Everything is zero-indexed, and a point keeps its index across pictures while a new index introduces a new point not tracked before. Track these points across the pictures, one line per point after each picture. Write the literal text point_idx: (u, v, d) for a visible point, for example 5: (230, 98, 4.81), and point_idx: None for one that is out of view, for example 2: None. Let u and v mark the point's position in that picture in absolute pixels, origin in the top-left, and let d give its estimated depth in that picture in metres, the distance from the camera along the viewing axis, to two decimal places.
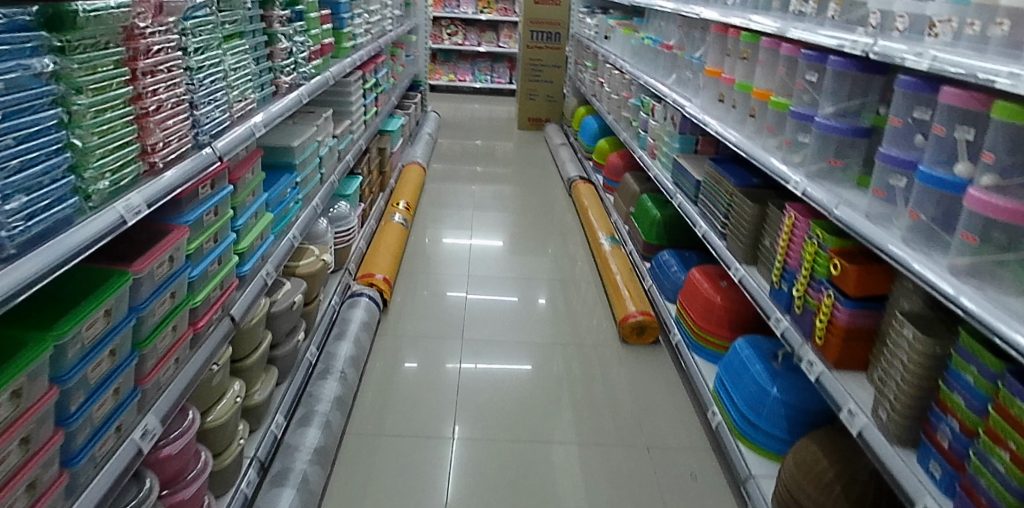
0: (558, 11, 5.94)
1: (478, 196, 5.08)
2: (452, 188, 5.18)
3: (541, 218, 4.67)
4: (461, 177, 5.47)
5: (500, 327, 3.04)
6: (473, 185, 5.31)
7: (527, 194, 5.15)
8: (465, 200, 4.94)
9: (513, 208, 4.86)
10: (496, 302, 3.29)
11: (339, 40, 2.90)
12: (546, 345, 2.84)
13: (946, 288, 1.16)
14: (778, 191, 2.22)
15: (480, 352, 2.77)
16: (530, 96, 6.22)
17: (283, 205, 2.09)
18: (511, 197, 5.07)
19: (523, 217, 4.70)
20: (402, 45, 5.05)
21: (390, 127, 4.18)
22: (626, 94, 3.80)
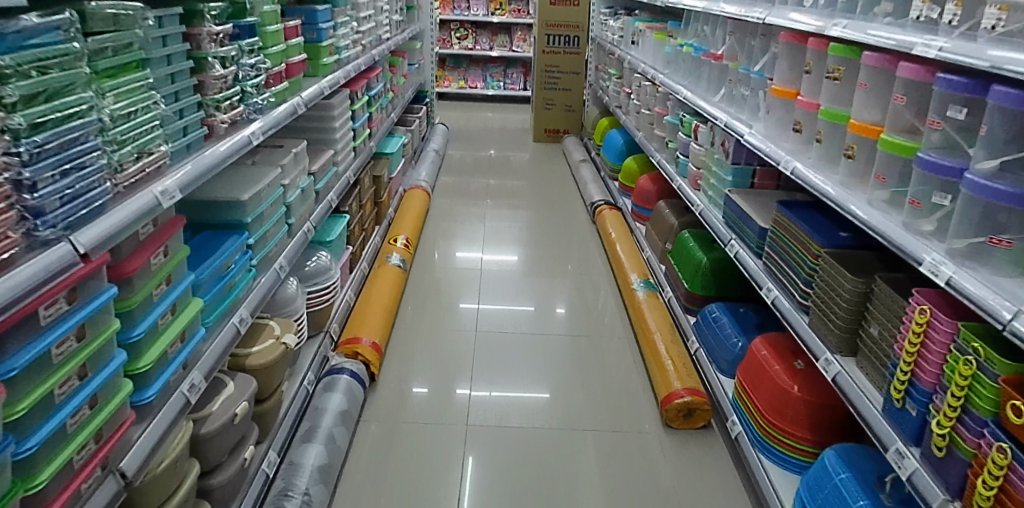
0: (576, 12, 5.39)
1: (491, 214, 4.55)
2: (461, 206, 4.66)
3: (561, 242, 4.12)
4: (471, 193, 4.95)
5: (512, 359, 2.73)
6: (485, 202, 4.79)
7: (545, 213, 4.61)
8: (476, 220, 4.41)
9: (528, 228, 4.33)
10: (510, 334, 2.94)
11: (316, 55, 2.39)
12: (562, 354, 2.76)
13: (1001, 312, 1.03)
14: (880, 255, 1.69)
15: (495, 374, 2.61)
16: (547, 105, 5.69)
17: (226, 280, 1.58)
18: (526, 217, 4.54)
19: (540, 239, 4.16)
20: (404, 53, 4.56)
21: (388, 148, 3.69)
22: (660, 110, 3.26)
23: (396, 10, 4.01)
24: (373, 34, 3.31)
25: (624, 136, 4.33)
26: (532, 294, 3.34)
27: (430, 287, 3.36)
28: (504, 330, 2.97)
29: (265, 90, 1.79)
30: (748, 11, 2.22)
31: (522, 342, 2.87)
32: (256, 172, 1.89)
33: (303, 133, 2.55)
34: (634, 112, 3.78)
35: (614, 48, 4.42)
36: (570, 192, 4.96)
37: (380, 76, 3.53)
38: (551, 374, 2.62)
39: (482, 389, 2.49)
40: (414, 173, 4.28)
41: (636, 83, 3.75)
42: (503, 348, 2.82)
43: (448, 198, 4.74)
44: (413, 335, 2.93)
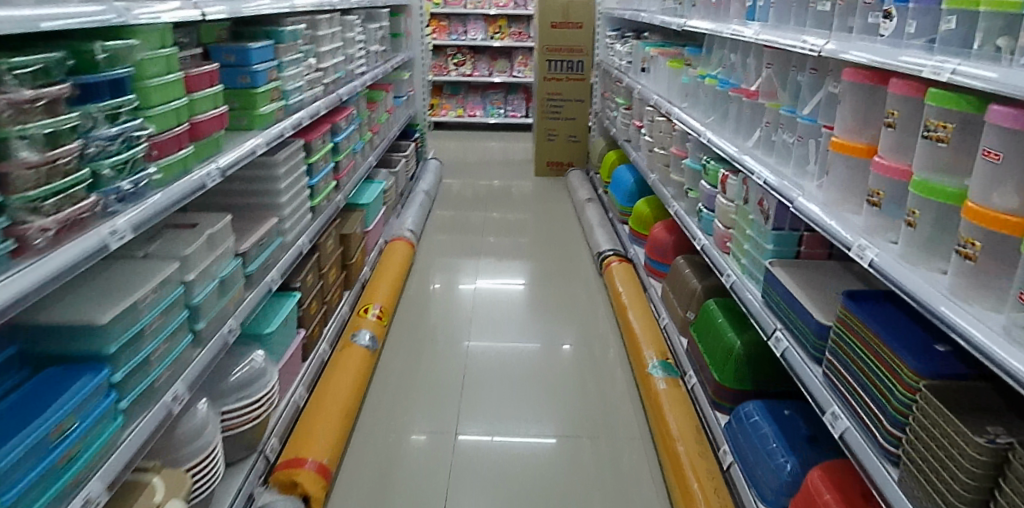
0: (580, 35, 4.93)
1: (486, 259, 4.07)
2: (454, 249, 4.19)
3: (563, 293, 3.61)
4: (466, 232, 4.48)
5: (509, 387, 2.74)
6: (481, 244, 4.31)
7: (546, 256, 4.12)
8: (468, 267, 3.94)
9: (528, 276, 3.83)
10: (510, 361, 2.94)
11: (251, 102, 1.93)
12: (558, 380, 2.79)
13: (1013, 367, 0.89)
14: (1013, 405, 1.18)
15: (492, 412, 2.56)
16: (549, 135, 5.21)
17: (69, 447, 1.08)
18: (526, 263, 4.05)
19: (541, 289, 3.66)
20: (388, 85, 4.13)
21: (364, 196, 3.22)
22: (677, 151, 2.75)
23: (374, 39, 3.56)
24: (339, 69, 2.85)
25: (635, 175, 3.83)
26: (534, 325, 3.29)
27: (422, 326, 3.25)
28: (499, 365, 2.90)
29: (145, 166, 1.32)
30: (792, 40, 1.72)
31: (520, 369, 2.88)
32: (145, 270, 1.42)
33: (240, 197, 2.08)
34: (647, 150, 3.28)
35: (623, 76, 3.93)
36: (575, 231, 4.47)
37: (353, 116, 3.06)
38: (548, 401, 2.64)
39: (480, 433, 2.42)
40: (398, 218, 3.83)
41: (649, 117, 3.25)
42: (499, 389, 2.74)
43: (440, 241, 4.28)
44: (406, 377, 2.83)
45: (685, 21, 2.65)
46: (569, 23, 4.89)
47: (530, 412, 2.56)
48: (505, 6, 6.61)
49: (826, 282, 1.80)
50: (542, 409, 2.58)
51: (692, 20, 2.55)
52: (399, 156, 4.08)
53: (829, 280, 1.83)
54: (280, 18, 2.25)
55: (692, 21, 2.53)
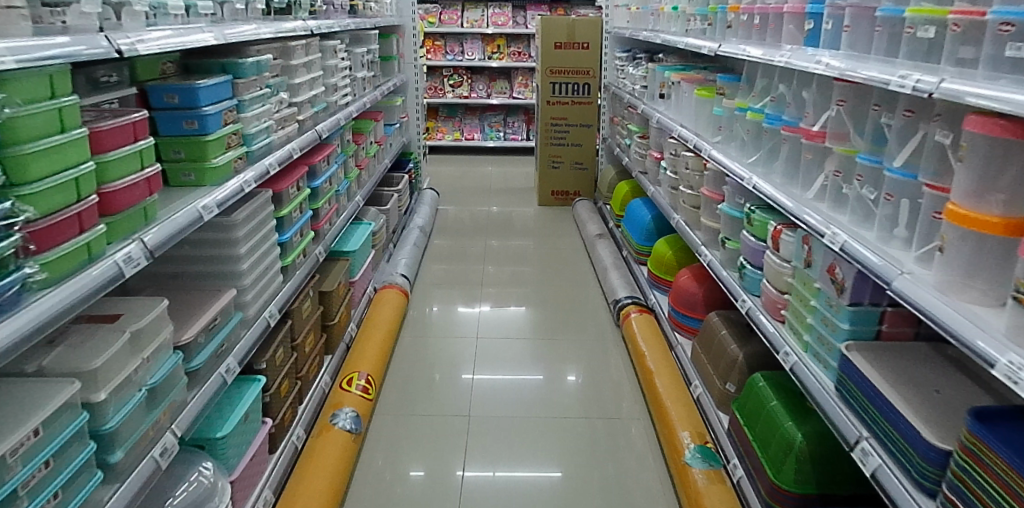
0: (586, 56, 4.59)
1: (486, 295, 3.70)
2: (451, 284, 3.83)
3: (571, 336, 3.23)
4: (465, 264, 4.13)
5: (511, 426, 2.50)
6: (481, 277, 3.96)
7: (552, 292, 3.75)
8: (466, 304, 3.56)
9: (533, 314, 3.46)
10: (511, 396, 2.70)
11: (200, 152, 1.56)
12: (565, 420, 2.53)
13: None
14: None
15: (497, 450, 2.36)
16: (553, 163, 4.86)
17: None
18: (530, 298, 3.69)
19: (547, 331, 3.30)
20: (379, 113, 3.79)
21: (350, 243, 2.84)
22: (711, 193, 2.39)
23: (361, 65, 3.20)
24: (319, 101, 2.48)
25: (652, 211, 3.46)
26: (536, 357, 3.02)
27: (420, 348, 3.09)
28: (502, 392, 2.74)
29: (17, 265, 0.91)
30: (880, 73, 1.35)
31: (523, 406, 2.64)
32: (34, 396, 1.05)
33: (191, 264, 1.70)
34: (669, 187, 2.92)
35: (636, 102, 3.58)
36: (583, 265, 4.10)
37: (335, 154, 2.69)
38: (555, 445, 2.38)
39: (483, 470, 2.25)
40: (389, 260, 3.46)
41: (671, 150, 2.89)
42: (502, 424, 2.52)
43: (436, 276, 3.91)
44: (404, 407, 2.64)
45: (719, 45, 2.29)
46: (574, 43, 4.55)
47: (537, 459, 2.30)
48: (504, 24, 6.29)
49: (920, 375, 1.44)
50: (550, 455, 2.33)
51: (728, 45, 2.19)
52: (390, 190, 3.72)
53: (922, 371, 1.47)
54: (242, 47, 1.89)
55: (728, 45, 2.17)
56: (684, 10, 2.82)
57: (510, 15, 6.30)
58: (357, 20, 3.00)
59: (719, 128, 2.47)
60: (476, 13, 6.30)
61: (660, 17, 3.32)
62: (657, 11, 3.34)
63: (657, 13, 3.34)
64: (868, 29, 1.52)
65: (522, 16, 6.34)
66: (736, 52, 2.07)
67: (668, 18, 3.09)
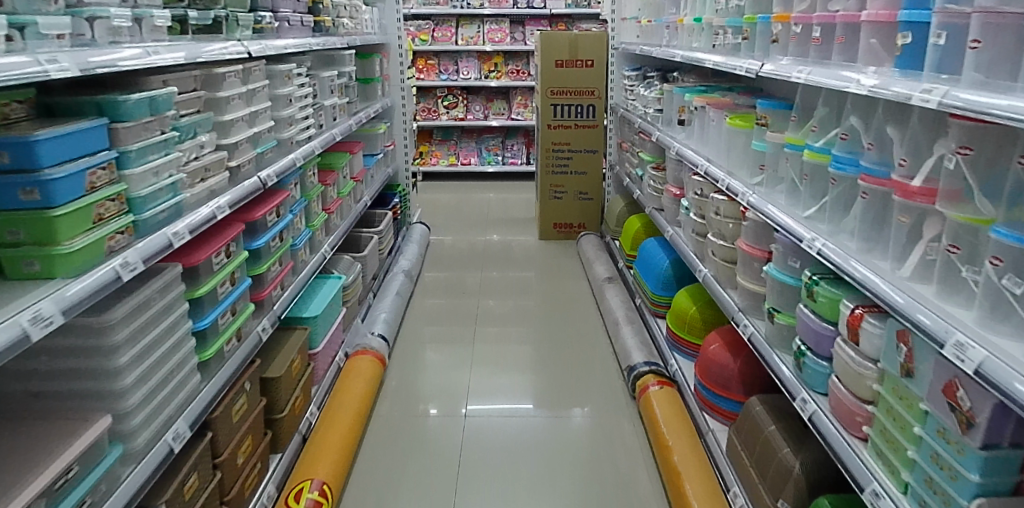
0: (591, 74, 4.13)
1: (484, 333, 3.36)
2: (444, 320, 3.51)
3: (575, 373, 2.94)
4: (461, 303, 3.74)
5: (514, 467, 2.29)
6: (480, 315, 3.59)
7: (558, 328, 3.40)
8: (459, 352, 3.17)
9: (533, 355, 3.13)
10: (511, 433, 2.49)
11: (49, 234, 1.08)
12: (573, 462, 2.30)
13: None
14: None
15: (501, 492, 2.16)
16: (555, 192, 4.39)
17: None
18: (533, 335, 3.33)
19: (548, 365, 3.03)
20: (358, 142, 3.33)
21: (312, 305, 2.37)
22: (756, 250, 1.91)
23: (330, 90, 2.73)
24: (267, 139, 2.01)
25: (670, 256, 2.97)
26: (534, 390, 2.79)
27: (410, 378, 2.94)
28: (500, 427, 2.54)
29: None
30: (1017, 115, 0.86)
31: (525, 444, 2.42)
32: None
33: (55, 380, 1.24)
34: (695, 234, 2.44)
35: (650, 128, 3.11)
36: (588, 306, 3.64)
37: (291, 201, 2.21)
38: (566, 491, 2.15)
39: None
40: (367, 314, 2.99)
41: (697, 190, 2.40)
42: (502, 463, 2.32)
43: (429, 315, 3.56)
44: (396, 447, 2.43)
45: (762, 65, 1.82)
46: (577, 61, 4.09)
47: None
48: (501, 41, 5.86)
49: None
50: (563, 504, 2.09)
51: (777, 65, 1.71)
52: (369, 231, 3.26)
53: None
54: (139, 77, 1.42)
55: (778, 67, 1.69)
56: (710, 23, 2.35)
57: (508, 31, 5.87)
58: (322, 38, 2.53)
59: (762, 167, 1.99)
60: (471, 29, 5.88)
61: (677, 31, 2.85)
62: (673, 25, 2.87)
63: (673, 27, 2.88)
64: (1013, 43, 1.02)
65: (521, 32, 5.91)
66: (792, 75, 1.59)
67: (688, 32, 2.62)
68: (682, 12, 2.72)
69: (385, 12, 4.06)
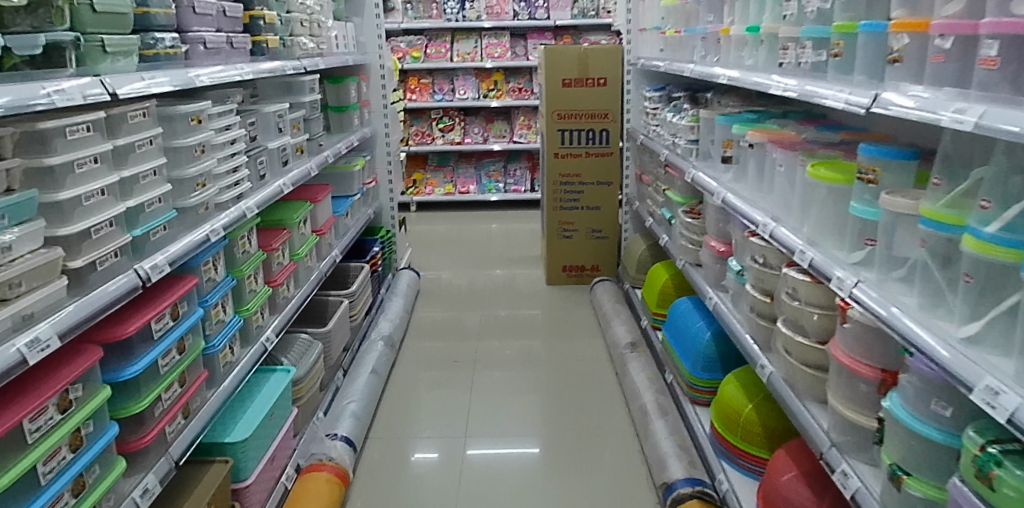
0: (605, 93, 3.54)
1: (484, 381, 2.96)
2: (438, 364, 3.11)
3: (589, 438, 2.48)
4: (460, 346, 3.31)
5: None
6: (481, 359, 3.19)
7: (567, 376, 2.97)
8: (458, 402, 2.78)
9: (539, 413, 2.67)
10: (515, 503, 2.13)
11: None
12: None
13: None
14: None
15: None
16: (563, 231, 3.79)
17: None
18: (539, 382, 2.92)
19: (556, 421, 2.61)
20: (328, 186, 2.75)
21: (243, 421, 1.78)
22: (861, 366, 1.34)
23: (280, 127, 2.16)
24: (162, 209, 1.43)
25: (710, 326, 2.37)
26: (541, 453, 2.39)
27: (404, 426, 2.62)
28: (504, 480, 2.26)
29: None
30: None
31: None
32: None
33: None
34: (757, 316, 1.83)
35: (683, 164, 2.51)
36: (600, 354, 3.14)
37: (206, 287, 1.63)
38: None
39: None
40: (331, 401, 2.41)
41: (758, 258, 1.82)
42: None
43: (422, 363, 3.13)
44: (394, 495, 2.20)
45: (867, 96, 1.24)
46: (588, 80, 3.51)
47: None
48: (501, 56, 5.29)
49: None
50: None
51: (900, 100, 1.14)
52: (339, 293, 2.68)
53: None
54: None
55: (917, 101, 1.09)
56: (774, 34, 1.76)
57: (509, 46, 5.32)
58: (264, 65, 1.97)
59: (870, 240, 1.40)
60: (467, 45, 5.31)
61: (717, 46, 2.26)
62: (711, 38, 2.28)
63: (712, 42, 2.29)
64: None
65: (522, 46, 5.35)
66: (937, 115, 1.01)
67: (735, 47, 2.03)
68: (725, 22, 2.13)
69: (363, 28, 3.49)
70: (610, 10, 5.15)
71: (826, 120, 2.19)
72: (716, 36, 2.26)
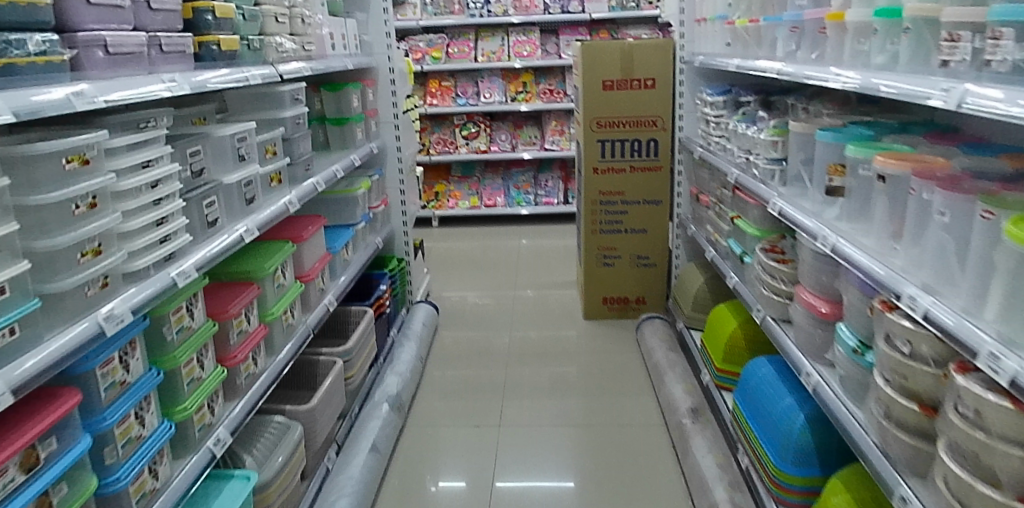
0: (654, 97, 2.98)
1: (514, 406, 2.66)
2: (462, 390, 2.80)
3: (634, 485, 2.14)
4: (486, 368, 2.98)
5: None
6: (510, 381, 2.89)
7: (603, 407, 2.61)
8: (483, 428, 2.51)
9: (577, 450, 2.34)
10: None
11: None
12: None
13: None
14: None
15: None
16: (603, 257, 3.24)
17: None
18: (572, 413, 2.57)
19: (594, 463, 2.26)
20: (320, 218, 2.26)
21: None
22: None
23: (242, 155, 1.67)
24: (16, 299, 0.94)
25: (803, 406, 1.81)
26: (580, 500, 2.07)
27: (426, 454, 2.37)
28: None
29: None
30: None
31: None
32: None
33: None
34: (900, 429, 1.27)
35: (765, 192, 1.95)
36: (641, 387, 2.74)
37: (107, 396, 1.15)
38: None
39: None
40: (318, 492, 1.93)
41: (901, 344, 1.25)
42: None
43: (444, 392, 2.78)
44: None
45: (947, 90, 1.02)
46: (632, 81, 2.95)
47: None
48: (531, 55, 4.76)
49: None
50: None
51: (984, 94, 0.92)
52: (332, 351, 2.20)
53: None
54: None
55: None
56: (927, 17, 1.18)
57: (539, 43, 4.78)
58: (220, 76, 1.48)
59: None
60: (493, 42, 4.79)
61: (819, 38, 1.70)
62: (808, 28, 1.72)
63: (811, 32, 1.73)
64: None
65: (554, 44, 4.82)
66: None
67: (852, 40, 1.47)
68: (832, 5, 1.57)
69: (369, 25, 3.00)
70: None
71: (963, 135, 1.62)
72: (817, 25, 1.70)
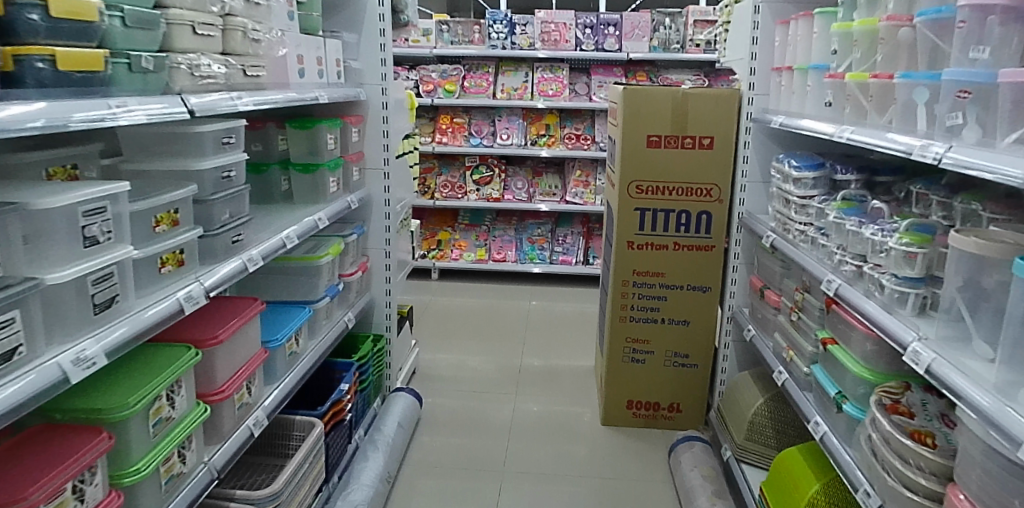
0: (711, 160, 2.36)
1: (512, 491, 2.29)
2: (455, 466, 2.44)
3: None
4: (483, 438, 2.63)
5: None
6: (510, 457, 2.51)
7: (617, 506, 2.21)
8: None
9: None
10: None
11: None
12: None
13: None
14: None
15: None
16: (632, 351, 2.59)
17: None
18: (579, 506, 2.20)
19: None
20: (255, 304, 1.66)
21: None
22: None
23: (95, 236, 1.06)
24: None
25: None
26: None
27: None
28: None
29: None
30: None
31: None
32: None
33: None
34: None
35: (893, 328, 1.31)
36: (664, 496, 2.28)
37: None
38: None
39: None
40: None
41: None
42: None
43: (435, 464, 2.45)
44: None
45: None
46: (684, 139, 2.34)
47: None
48: (556, 94, 4.18)
49: None
50: None
51: None
52: (249, 494, 1.57)
53: None
54: None
55: None
56: None
57: (567, 82, 4.21)
58: (33, 109, 0.83)
59: None
60: (515, 78, 4.23)
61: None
62: (1001, 96, 1.09)
63: (1002, 104, 1.10)
64: None
65: (584, 84, 4.25)
66: None
67: None
68: None
69: (359, 49, 2.43)
70: (699, 42, 4.00)
71: None
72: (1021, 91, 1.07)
